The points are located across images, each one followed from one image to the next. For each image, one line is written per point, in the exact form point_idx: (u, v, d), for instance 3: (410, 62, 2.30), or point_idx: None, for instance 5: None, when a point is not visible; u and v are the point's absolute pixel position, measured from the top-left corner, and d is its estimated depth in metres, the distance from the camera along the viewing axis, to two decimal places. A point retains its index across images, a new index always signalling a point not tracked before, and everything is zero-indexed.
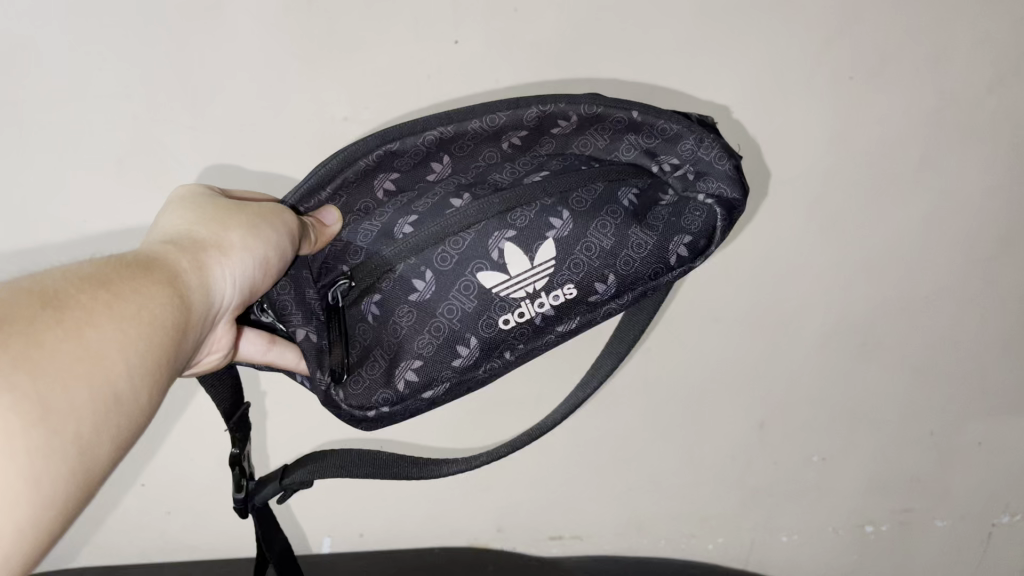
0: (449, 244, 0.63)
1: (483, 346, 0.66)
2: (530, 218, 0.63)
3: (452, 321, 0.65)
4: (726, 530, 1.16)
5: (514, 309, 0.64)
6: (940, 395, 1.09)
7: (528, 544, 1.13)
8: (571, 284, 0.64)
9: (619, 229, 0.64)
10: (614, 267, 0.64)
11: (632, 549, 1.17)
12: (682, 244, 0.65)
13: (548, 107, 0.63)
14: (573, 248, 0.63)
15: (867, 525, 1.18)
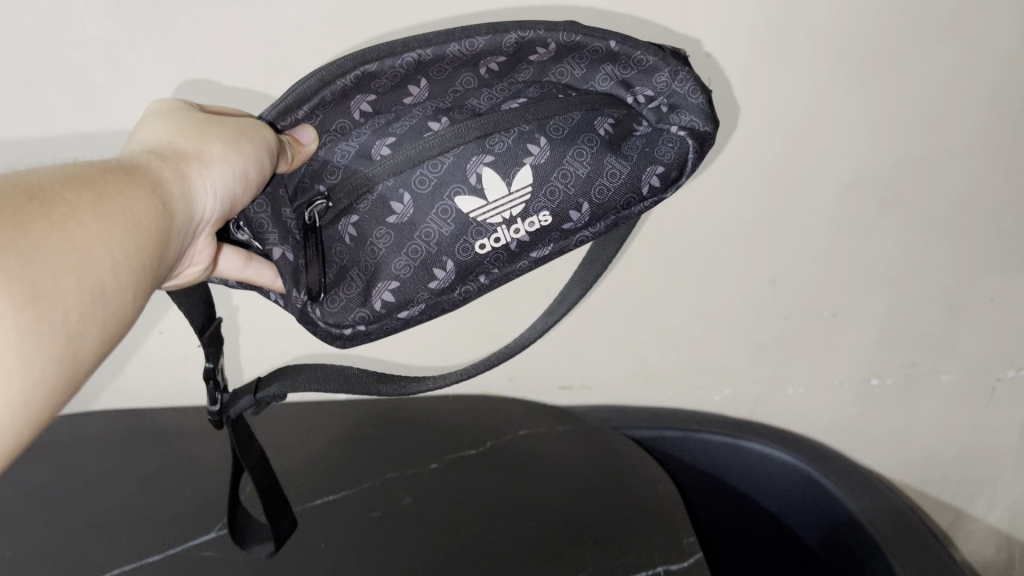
0: (428, 167, 0.65)
1: (459, 270, 0.69)
2: (508, 144, 0.65)
3: (430, 244, 0.67)
4: (733, 383, 1.19)
5: (490, 234, 0.67)
6: (956, 252, 1.07)
7: (539, 391, 1.18)
8: (546, 211, 0.67)
9: (595, 157, 0.66)
10: (589, 196, 0.67)
11: (639, 399, 1.21)
12: (654, 174, 0.67)
13: (528, 33, 0.63)
14: (550, 175, 0.66)
15: (873, 378, 1.18)
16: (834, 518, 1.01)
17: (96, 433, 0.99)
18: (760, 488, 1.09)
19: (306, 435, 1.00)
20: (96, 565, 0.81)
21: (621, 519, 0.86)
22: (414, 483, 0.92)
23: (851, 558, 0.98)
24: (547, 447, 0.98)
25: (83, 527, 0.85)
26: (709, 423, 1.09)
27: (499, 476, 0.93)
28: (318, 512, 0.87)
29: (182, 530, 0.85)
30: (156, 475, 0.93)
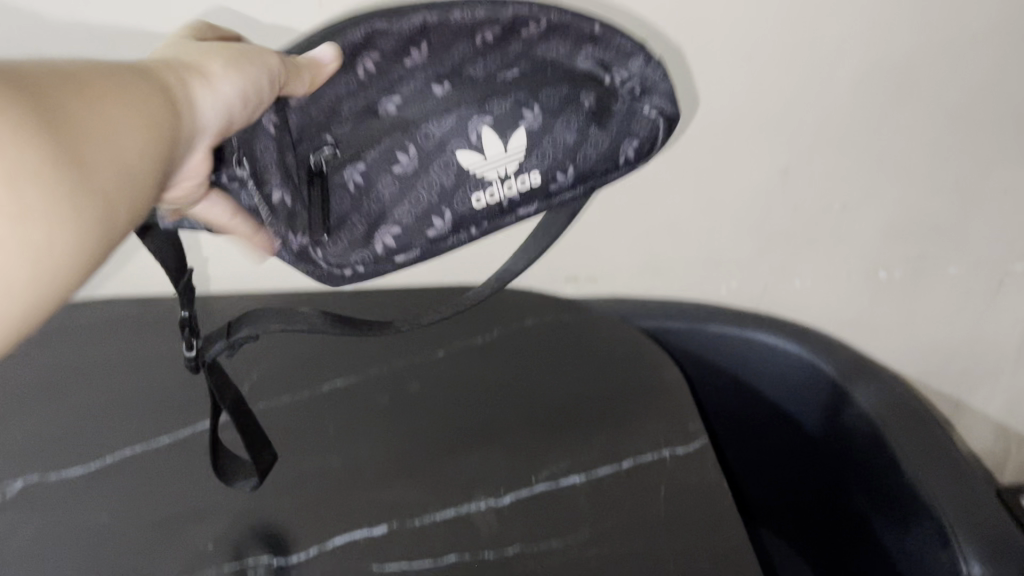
0: (431, 124, 0.71)
1: (455, 220, 0.76)
2: (506, 109, 0.71)
3: (432, 194, 0.75)
4: (740, 276, 1.19)
5: (485, 189, 0.74)
6: (973, 141, 1.04)
7: (545, 283, 1.18)
8: (535, 172, 0.74)
9: (580, 129, 0.73)
10: (573, 161, 0.75)
11: (644, 292, 1.21)
12: (630, 147, 0.76)
13: (523, 9, 0.65)
14: (540, 141, 0.73)
15: (879, 269, 1.17)
16: (841, 415, 0.99)
17: (103, 321, 1.00)
18: (766, 380, 1.08)
19: (315, 319, 1.01)
20: (105, 448, 0.81)
21: (627, 412, 0.85)
22: (419, 371, 0.92)
23: (855, 453, 0.97)
24: (552, 336, 0.98)
25: (92, 411, 0.86)
26: (716, 315, 1.08)
27: (505, 363, 0.93)
28: (326, 401, 0.87)
29: (188, 415, 0.86)
30: (163, 358, 0.94)
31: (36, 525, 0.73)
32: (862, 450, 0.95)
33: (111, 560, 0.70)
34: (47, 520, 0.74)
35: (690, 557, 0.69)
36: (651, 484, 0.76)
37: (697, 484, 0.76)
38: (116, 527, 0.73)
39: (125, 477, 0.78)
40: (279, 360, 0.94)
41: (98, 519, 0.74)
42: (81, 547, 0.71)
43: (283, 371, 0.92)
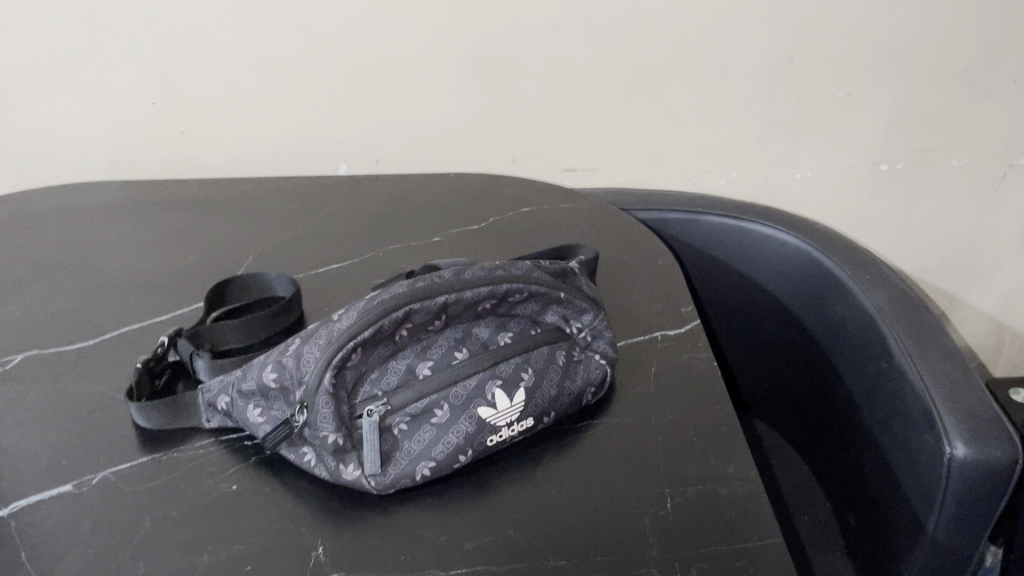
0: (415, 347, 0.68)
1: (451, 450, 0.65)
2: (487, 329, 0.70)
3: (432, 425, 0.65)
4: (741, 166, 1.16)
5: (484, 418, 0.66)
6: (983, 26, 1.04)
7: (542, 173, 1.16)
8: (527, 413, 0.68)
9: (552, 361, 0.70)
10: (552, 400, 0.70)
11: (643, 182, 1.18)
12: (597, 374, 0.73)
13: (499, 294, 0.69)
14: (526, 373, 0.68)
15: (882, 164, 1.16)
16: (840, 307, 0.98)
17: (103, 204, 1.02)
18: (765, 270, 1.07)
19: (315, 202, 1.03)
20: (105, 324, 0.83)
21: (619, 295, 0.85)
22: (416, 253, 0.93)
23: (851, 343, 0.96)
24: (549, 219, 0.98)
25: (92, 289, 0.88)
26: (714, 205, 1.09)
27: (499, 244, 0.94)
28: (323, 285, 0.88)
29: (187, 294, 0.87)
30: (160, 240, 0.96)
31: (39, 392, 0.75)
32: (857, 341, 0.95)
33: (112, 428, 0.72)
34: (50, 388, 0.75)
35: (677, 432, 0.70)
36: (641, 364, 0.77)
37: (687, 363, 0.77)
38: (116, 397, 0.75)
39: (126, 351, 0.80)
40: (278, 241, 0.96)
41: (99, 389, 0.75)
42: (82, 414, 0.73)
43: (282, 252, 0.94)
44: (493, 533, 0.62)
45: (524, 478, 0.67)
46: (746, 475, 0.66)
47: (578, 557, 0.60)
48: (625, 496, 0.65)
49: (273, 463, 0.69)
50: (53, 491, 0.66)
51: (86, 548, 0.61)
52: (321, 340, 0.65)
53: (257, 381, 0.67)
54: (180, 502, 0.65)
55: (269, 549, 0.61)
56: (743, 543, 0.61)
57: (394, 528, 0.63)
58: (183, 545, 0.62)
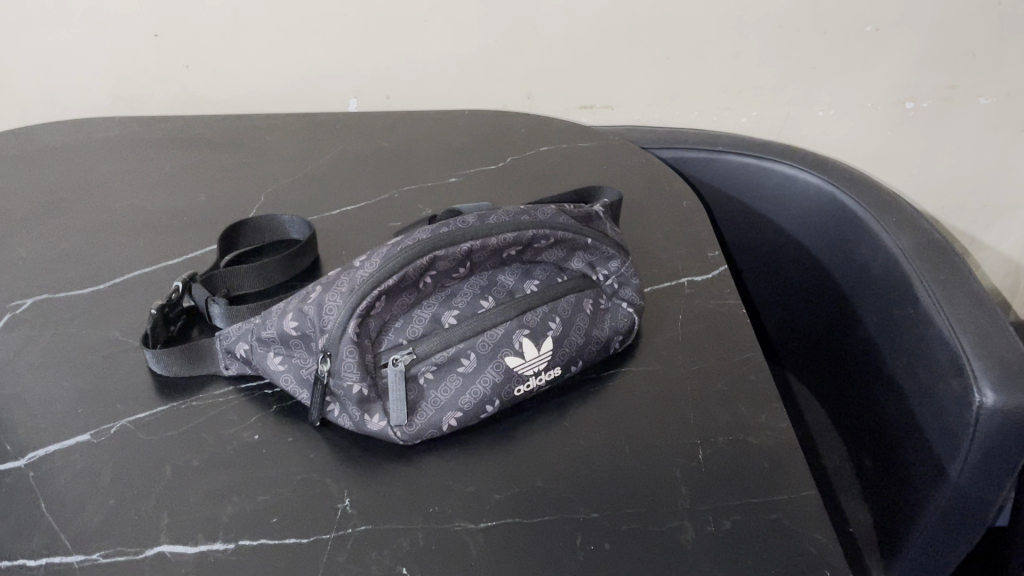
0: (439, 298, 0.66)
1: (478, 403, 0.64)
2: (513, 278, 0.68)
3: (458, 379, 0.64)
4: (763, 104, 1.12)
5: (510, 369, 0.65)
6: None
7: (558, 111, 1.13)
8: (555, 365, 0.67)
9: (577, 309, 0.69)
10: (580, 352, 0.68)
11: (662, 121, 1.15)
12: (624, 324, 0.71)
13: (524, 241, 0.67)
14: (551, 323, 0.67)
15: (907, 102, 1.13)
16: (861, 249, 0.96)
17: (109, 140, 0.99)
18: (785, 210, 1.04)
19: (326, 140, 1.00)
20: (115, 267, 0.81)
21: (643, 238, 0.83)
22: (432, 195, 0.90)
23: (873, 288, 0.94)
24: (569, 159, 0.96)
25: (100, 230, 0.85)
26: (736, 144, 1.06)
27: (517, 186, 0.91)
28: (339, 227, 0.86)
29: (198, 236, 0.85)
30: (168, 179, 0.93)
31: (51, 338, 0.73)
32: (879, 285, 0.93)
33: (128, 375, 0.70)
34: (62, 333, 0.73)
35: (707, 381, 0.68)
36: (668, 310, 0.75)
37: (715, 310, 0.75)
38: (131, 342, 0.73)
39: (138, 295, 0.78)
40: (290, 180, 0.93)
41: (113, 334, 0.74)
42: (97, 361, 0.71)
43: (294, 193, 0.91)
44: (521, 484, 0.61)
45: (551, 427, 0.66)
46: (778, 425, 0.65)
47: (608, 509, 0.59)
48: (654, 446, 0.64)
49: (295, 412, 0.67)
50: (70, 440, 0.65)
51: (107, 498, 0.60)
52: (343, 288, 0.63)
53: (278, 329, 0.65)
54: (200, 451, 0.64)
55: (293, 500, 0.60)
56: (776, 496, 0.60)
57: (421, 478, 0.62)
58: (205, 496, 0.60)
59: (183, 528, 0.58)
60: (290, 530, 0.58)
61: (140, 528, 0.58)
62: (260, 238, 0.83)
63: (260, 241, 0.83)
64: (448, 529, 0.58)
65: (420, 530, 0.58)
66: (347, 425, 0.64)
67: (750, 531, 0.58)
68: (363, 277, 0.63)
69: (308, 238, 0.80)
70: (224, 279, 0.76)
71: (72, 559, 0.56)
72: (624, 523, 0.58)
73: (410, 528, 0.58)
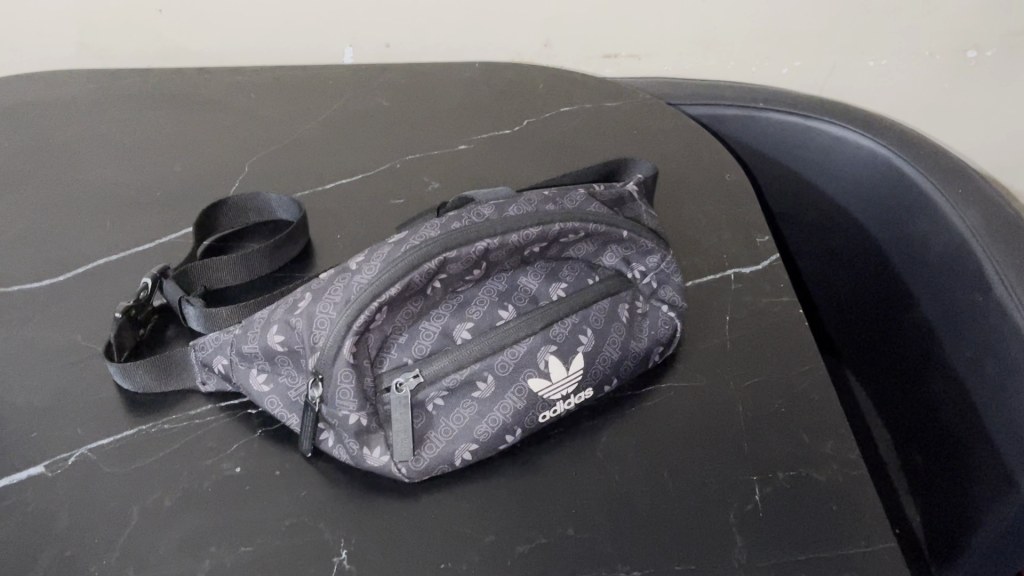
0: (449, 307, 0.56)
1: (498, 434, 0.55)
2: (536, 281, 0.58)
3: (473, 407, 0.54)
4: (808, 53, 1.00)
5: (535, 394, 0.56)
6: None
7: (579, 60, 1.01)
8: (586, 387, 0.58)
9: (611, 317, 0.59)
10: (615, 370, 0.59)
11: (694, 71, 1.03)
12: (664, 337, 0.61)
13: (550, 237, 0.57)
14: (581, 338, 0.57)
15: (969, 50, 1.00)
16: (919, 222, 0.83)
17: (73, 98, 0.87)
18: (834, 175, 0.93)
19: (319, 98, 0.89)
20: (78, 254, 0.70)
21: (682, 222, 0.73)
22: (439, 166, 0.80)
23: (930, 267, 0.82)
24: (594, 124, 0.86)
25: (62, 209, 0.74)
26: (779, 99, 0.94)
27: (537, 158, 0.81)
28: (333, 205, 0.76)
29: (175, 215, 0.74)
30: (140, 146, 0.82)
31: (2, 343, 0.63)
32: (940, 263, 0.80)
33: (89, 390, 0.60)
34: (14, 337, 0.63)
35: (761, 400, 0.59)
36: (713, 310, 0.65)
37: (768, 310, 0.65)
38: (94, 349, 0.63)
39: (103, 288, 0.68)
40: (278, 146, 0.82)
41: (73, 339, 0.64)
42: (54, 372, 0.61)
43: (283, 162, 0.80)
44: (549, 533, 0.52)
45: (582, 456, 0.56)
46: (847, 457, 0.55)
47: (651, 566, 0.50)
48: (703, 484, 0.54)
49: (283, 437, 0.58)
50: (22, 472, 0.55)
51: (62, 549, 0.51)
52: (336, 298, 0.52)
53: (261, 345, 0.54)
54: (173, 488, 0.55)
55: (281, 551, 0.51)
56: (850, 549, 0.51)
57: (431, 522, 0.53)
58: (178, 546, 0.51)
59: None
60: None
61: None
62: (242, 219, 0.73)
63: (244, 223, 0.73)
64: None
65: None
66: (342, 457, 0.55)
67: None
68: (360, 285, 0.52)
69: (298, 222, 0.69)
70: (201, 274, 0.66)
71: None
72: None
73: None
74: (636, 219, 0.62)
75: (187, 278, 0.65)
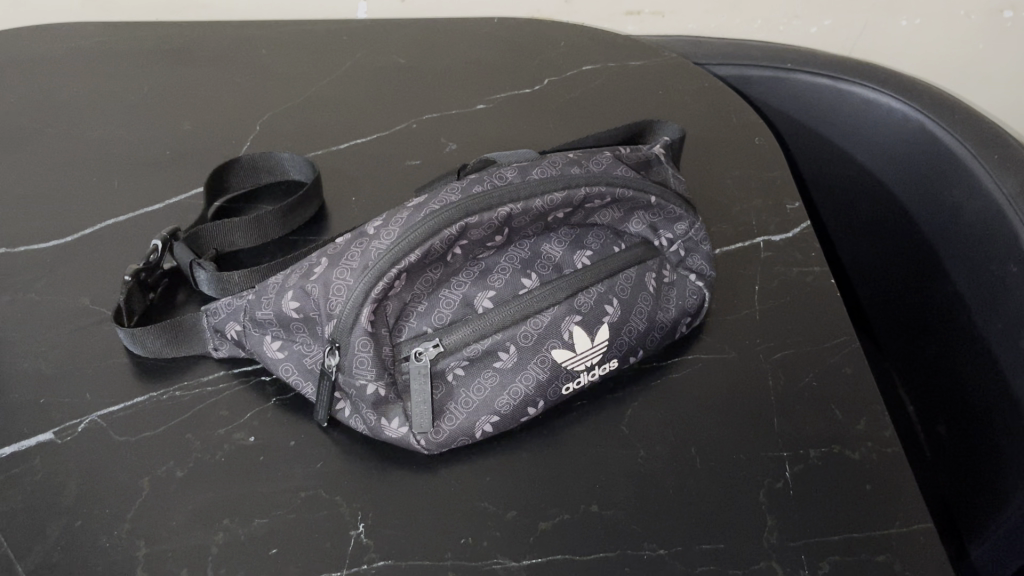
0: (469, 275, 0.53)
1: (521, 406, 0.53)
2: (561, 248, 0.56)
3: (495, 379, 0.53)
4: (837, 11, 0.96)
5: (560, 366, 0.54)
6: None
7: (600, 17, 0.97)
8: (612, 359, 0.56)
9: (638, 285, 0.57)
10: (641, 342, 0.57)
11: (719, 30, 0.99)
12: (692, 309, 0.59)
13: (575, 202, 0.54)
14: (606, 308, 0.55)
15: (1006, 11, 0.96)
16: (953, 190, 0.81)
17: (79, 53, 0.84)
18: (863, 139, 0.90)
19: (332, 54, 0.86)
20: (85, 214, 0.68)
21: (708, 188, 0.71)
22: (456, 127, 0.78)
23: (964, 236, 0.79)
24: (617, 83, 0.83)
25: (67, 168, 0.72)
26: (808, 59, 0.91)
27: (558, 118, 0.79)
28: (348, 166, 0.73)
29: (184, 176, 0.72)
30: (148, 103, 0.79)
31: (8, 306, 0.61)
32: (976, 233, 0.78)
33: (98, 355, 0.59)
34: (20, 300, 0.62)
35: (791, 375, 0.57)
36: (741, 279, 0.63)
37: (798, 281, 0.63)
38: (103, 313, 0.61)
39: (112, 250, 0.66)
40: (290, 104, 0.80)
41: (80, 303, 0.62)
42: (61, 336, 0.60)
43: (296, 121, 0.78)
44: (572, 509, 0.50)
45: (605, 430, 0.55)
46: (882, 435, 0.53)
47: (678, 545, 0.48)
48: (732, 460, 0.52)
49: (298, 406, 0.56)
50: (29, 440, 0.54)
51: (72, 520, 0.50)
52: (354, 264, 0.50)
53: (275, 311, 0.52)
54: (185, 458, 0.53)
55: (297, 525, 0.50)
56: (884, 530, 0.49)
57: (450, 496, 0.51)
58: (191, 518, 0.50)
59: (163, 562, 0.48)
60: (295, 566, 0.48)
61: (112, 562, 0.48)
62: (254, 180, 0.70)
63: (255, 183, 0.71)
64: (484, 569, 0.48)
65: (451, 567, 0.48)
66: (359, 428, 0.53)
67: None
68: (377, 251, 0.50)
69: (312, 184, 0.67)
70: (212, 236, 0.64)
71: None
72: (699, 563, 0.48)
73: (437, 566, 0.48)
74: (665, 185, 0.59)
75: (198, 239, 0.63)
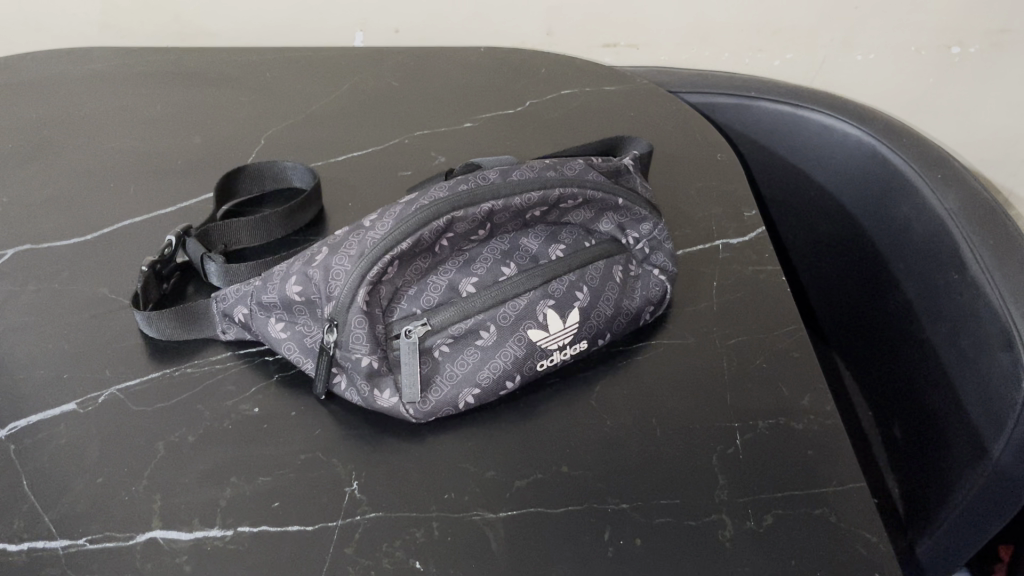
0: (455, 265, 0.60)
1: (499, 380, 0.59)
2: (538, 243, 0.62)
3: (476, 356, 0.59)
4: (799, 46, 1.05)
5: (535, 347, 0.60)
6: None
7: (578, 48, 1.05)
8: (582, 340, 0.62)
9: (605, 275, 0.63)
10: (609, 327, 0.64)
11: (690, 62, 1.07)
12: (653, 300, 0.66)
13: (551, 202, 0.61)
14: (576, 295, 0.62)
15: (954, 47, 1.04)
16: (902, 207, 0.87)
17: (98, 74, 0.91)
18: (821, 163, 0.97)
19: (331, 77, 0.93)
20: (103, 215, 0.75)
21: (673, 198, 0.78)
22: (445, 142, 0.85)
23: (911, 248, 0.86)
24: (592, 106, 0.90)
25: (88, 175, 0.79)
26: (771, 88, 0.98)
27: (538, 136, 0.86)
28: (344, 176, 0.80)
29: (195, 183, 0.79)
30: (162, 119, 0.86)
31: (34, 294, 0.67)
32: (921, 244, 0.84)
33: (116, 337, 0.65)
34: (45, 289, 0.68)
35: (744, 358, 0.63)
36: (701, 278, 0.70)
37: (751, 279, 0.70)
38: (120, 300, 0.67)
39: (127, 247, 0.72)
40: (292, 122, 0.86)
41: (101, 292, 0.68)
42: (83, 321, 0.65)
43: (297, 136, 0.85)
44: (546, 470, 0.56)
45: (576, 405, 0.61)
46: (823, 408, 0.60)
47: (639, 500, 0.54)
48: (689, 430, 0.58)
49: (298, 382, 0.62)
50: (54, 409, 0.59)
51: (94, 478, 0.55)
52: (352, 251, 0.56)
53: (280, 294, 0.58)
54: (196, 426, 0.59)
55: (297, 482, 0.55)
56: (823, 488, 0.55)
57: (436, 459, 0.57)
58: (202, 476, 0.55)
59: (177, 513, 0.53)
60: (295, 517, 0.53)
61: (131, 512, 0.53)
62: (259, 186, 0.77)
63: (259, 189, 0.77)
64: (465, 520, 0.53)
65: (437, 518, 0.53)
66: (354, 399, 0.59)
67: (795, 528, 0.53)
68: (374, 240, 0.56)
69: (311, 189, 0.74)
70: (220, 233, 0.70)
71: (57, 545, 0.51)
72: (657, 517, 0.53)
73: (424, 517, 0.53)
74: (632, 189, 0.66)
75: (208, 237, 0.69)
